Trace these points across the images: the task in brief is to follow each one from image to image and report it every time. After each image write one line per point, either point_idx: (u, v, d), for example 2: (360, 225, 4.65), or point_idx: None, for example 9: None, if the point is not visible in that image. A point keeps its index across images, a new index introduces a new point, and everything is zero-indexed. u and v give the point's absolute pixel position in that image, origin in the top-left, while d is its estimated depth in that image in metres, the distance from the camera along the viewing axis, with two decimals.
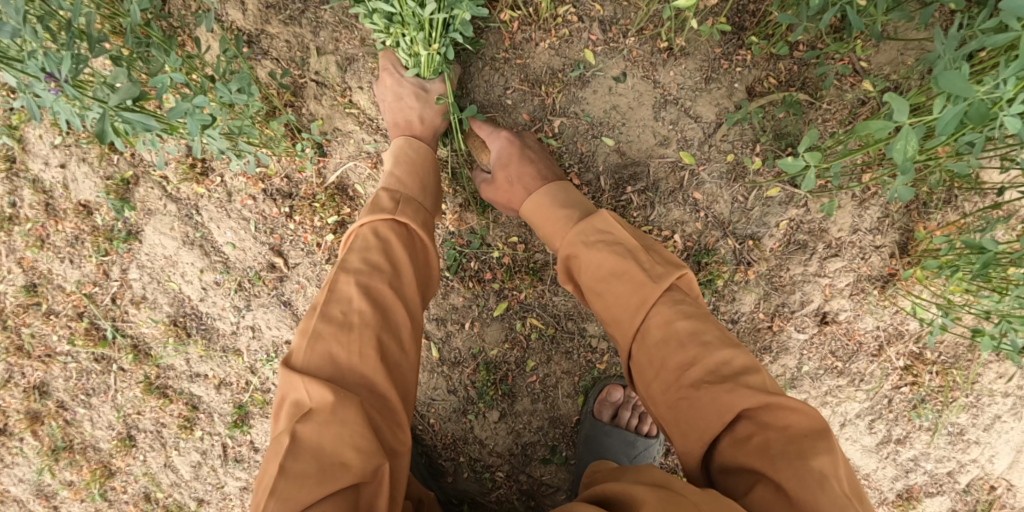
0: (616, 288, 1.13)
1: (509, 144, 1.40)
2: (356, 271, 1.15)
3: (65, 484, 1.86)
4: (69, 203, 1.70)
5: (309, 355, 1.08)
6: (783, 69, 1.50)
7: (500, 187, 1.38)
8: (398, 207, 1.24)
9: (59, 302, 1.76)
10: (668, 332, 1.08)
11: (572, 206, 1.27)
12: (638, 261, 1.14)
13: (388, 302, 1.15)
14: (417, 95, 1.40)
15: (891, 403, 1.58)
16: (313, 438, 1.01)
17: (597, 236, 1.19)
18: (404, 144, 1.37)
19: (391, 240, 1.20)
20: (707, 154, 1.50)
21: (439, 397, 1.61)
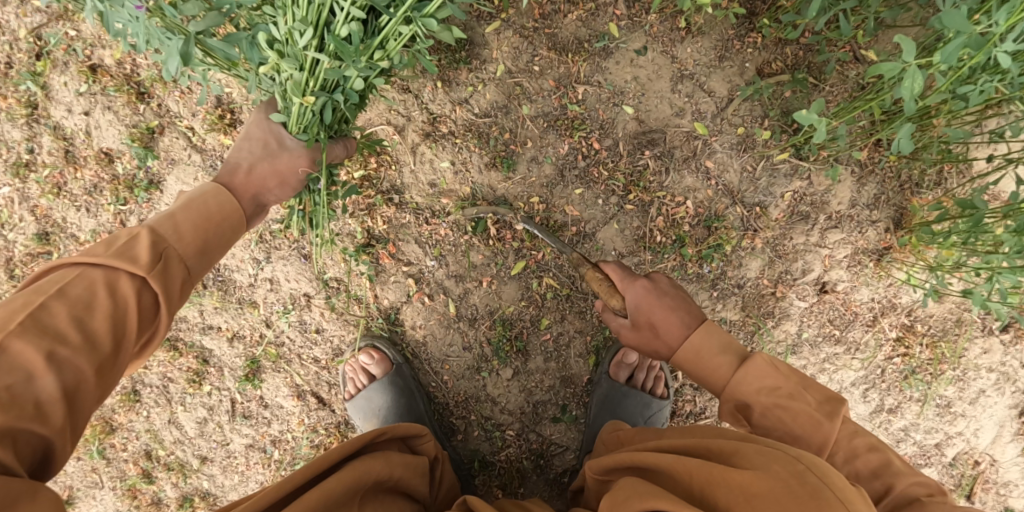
0: (794, 432, 1.03)
1: (648, 291, 1.17)
2: (54, 335, 0.92)
3: None
4: (90, 151, 1.72)
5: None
6: (790, 53, 1.60)
7: (643, 335, 1.16)
8: (159, 265, 1.04)
9: (71, 251, 1.77)
10: (854, 471, 1.01)
11: (727, 352, 1.10)
12: (807, 403, 1.03)
13: (76, 393, 0.93)
14: (265, 143, 1.31)
15: (884, 374, 1.67)
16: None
17: (764, 387, 1.05)
18: (205, 190, 1.20)
19: (128, 309, 0.99)
20: (719, 127, 1.57)
21: (454, 354, 1.64)
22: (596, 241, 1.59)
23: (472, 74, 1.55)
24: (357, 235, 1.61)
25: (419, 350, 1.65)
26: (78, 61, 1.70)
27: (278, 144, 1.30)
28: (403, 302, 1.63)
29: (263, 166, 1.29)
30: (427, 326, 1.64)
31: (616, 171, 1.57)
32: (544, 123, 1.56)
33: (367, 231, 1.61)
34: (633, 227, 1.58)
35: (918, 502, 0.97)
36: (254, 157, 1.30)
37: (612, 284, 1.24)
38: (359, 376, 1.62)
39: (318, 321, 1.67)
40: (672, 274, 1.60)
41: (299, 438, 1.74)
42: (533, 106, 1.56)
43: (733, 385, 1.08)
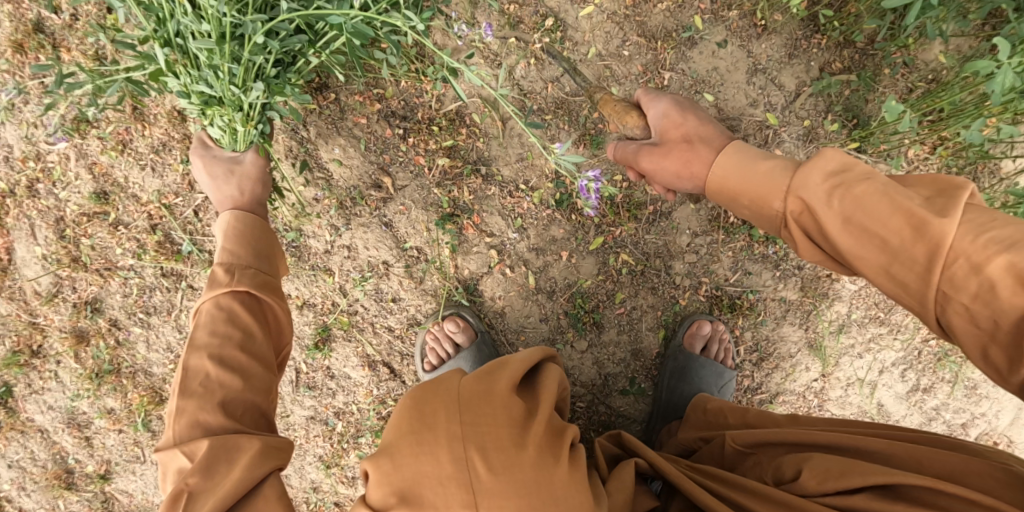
0: (887, 238, 0.96)
1: (670, 108, 1.41)
2: (206, 346, 1.19)
3: (104, 412, 1.81)
4: (161, 108, 1.69)
5: (184, 423, 1.12)
6: (846, 55, 1.70)
7: (680, 151, 1.32)
8: (236, 275, 1.27)
9: (130, 212, 1.72)
10: (984, 284, 0.88)
11: (777, 160, 1.15)
12: (901, 199, 0.97)
13: (247, 368, 1.20)
14: (228, 167, 1.44)
15: (920, 354, 1.81)
16: (202, 483, 1.05)
17: (840, 187, 1.01)
18: (230, 217, 1.39)
19: (235, 306, 1.24)
20: (787, 119, 1.69)
21: (530, 325, 1.68)
22: (671, 220, 1.68)
23: (565, 55, 1.62)
24: (442, 205, 1.64)
25: (496, 320, 1.68)
26: None
27: (236, 162, 1.44)
28: (484, 272, 1.66)
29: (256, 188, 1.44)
30: (506, 297, 1.67)
31: None
32: None
33: (453, 201, 1.64)
34: (708, 207, 1.67)
35: None
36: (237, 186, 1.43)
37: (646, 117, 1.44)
38: (443, 344, 1.64)
39: (396, 290, 1.67)
40: (740, 254, 1.69)
41: (365, 410, 1.73)
42: (621, 88, 1.63)
43: (796, 186, 1.07)
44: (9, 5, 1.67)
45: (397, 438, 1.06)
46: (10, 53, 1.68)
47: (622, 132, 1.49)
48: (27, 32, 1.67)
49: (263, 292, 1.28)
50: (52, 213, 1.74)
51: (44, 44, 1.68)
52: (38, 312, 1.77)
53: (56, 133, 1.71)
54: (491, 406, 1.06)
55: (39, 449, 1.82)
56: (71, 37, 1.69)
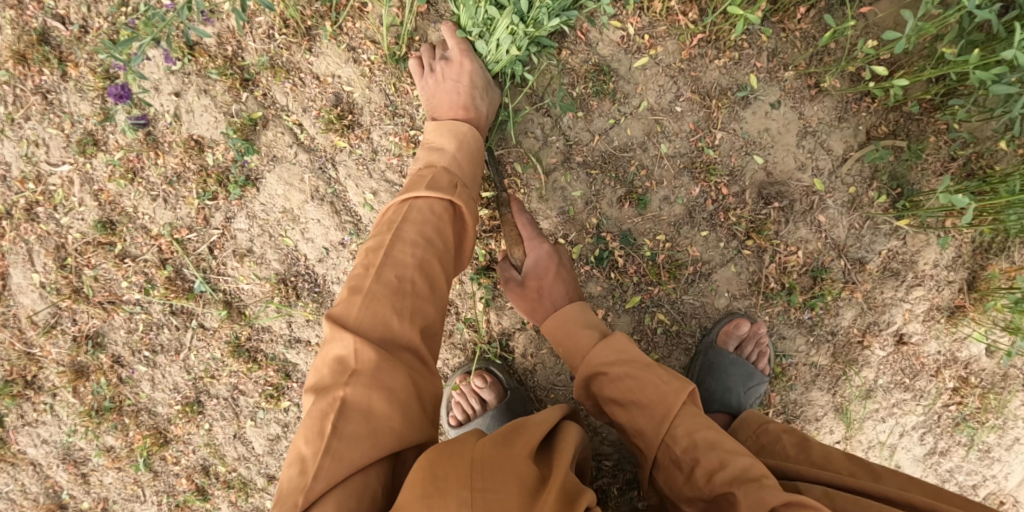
0: (641, 398, 1.21)
1: (548, 258, 1.45)
2: (415, 245, 1.18)
3: (103, 450, 1.69)
4: (177, 136, 1.58)
5: (367, 315, 1.10)
6: (892, 119, 1.63)
7: (529, 295, 1.44)
8: (457, 189, 1.26)
9: (139, 244, 1.61)
10: (694, 443, 1.14)
11: (593, 325, 1.36)
12: (656, 375, 1.22)
13: (438, 283, 1.19)
14: (484, 88, 1.45)
15: (939, 418, 1.80)
16: (363, 401, 1.04)
17: (620, 357, 1.27)
18: (463, 129, 1.39)
19: (444, 218, 1.23)
20: (833, 185, 1.65)
21: (561, 384, 1.62)
22: (710, 281, 1.63)
23: (616, 107, 1.56)
24: (477, 257, 1.57)
25: (527, 377, 1.61)
26: (173, 36, 1.55)
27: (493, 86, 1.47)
28: (517, 328, 1.59)
29: (478, 101, 1.44)
30: (538, 355, 1.61)
31: (742, 217, 1.60)
32: (681, 163, 1.58)
33: (489, 254, 1.57)
34: (749, 271, 1.63)
35: (757, 480, 1.07)
36: (467, 94, 1.42)
37: (520, 236, 1.48)
38: (469, 400, 1.58)
39: None
40: (777, 318, 1.66)
41: None
42: (671, 145, 1.58)
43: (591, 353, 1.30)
44: (13, 12, 1.54)
45: (406, 503, 0.96)
46: (11, 64, 1.56)
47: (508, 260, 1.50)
48: (32, 42, 1.54)
49: (464, 219, 1.26)
50: (52, 239, 1.62)
51: (49, 57, 1.55)
52: (34, 343, 1.66)
53: (59, 155, 1.60)
54: (510, 469, 0.97)
55: (30, 482, 1.71)
56: (79, 51, 1.56)
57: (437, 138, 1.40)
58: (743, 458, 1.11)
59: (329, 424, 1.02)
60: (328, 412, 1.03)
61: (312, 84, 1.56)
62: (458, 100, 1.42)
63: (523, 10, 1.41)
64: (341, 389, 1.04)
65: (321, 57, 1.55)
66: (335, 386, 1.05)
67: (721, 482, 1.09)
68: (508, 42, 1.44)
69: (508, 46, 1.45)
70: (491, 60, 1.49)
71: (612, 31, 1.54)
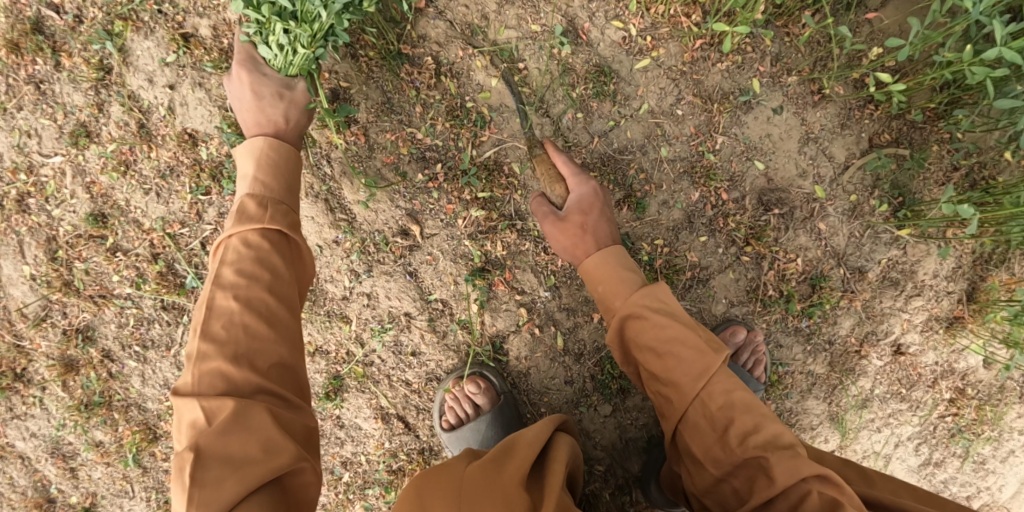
0: (680, 352, 1.20)
1: (592, 194, 1.43)
2: (234, 287, 1.16)
3: (92, 445, 1.68)
4: (170, 130, 1.55)
5: (200, 370, 1.10)
6: (895, 127, 1.62)
7: (570, 230, 1.40)
8: (269, 212, 1.25)
9: (131, 238, 1.59)
10: (730, 402, 1.16)
11: (630, 271, 1.34)
12: (697, 334, 1.21)
13: (272, 312, 1.17)
14: (276, 92, 1.40)
15: (935, 429, 1.79)
16: (217, 446, 1.03)
17: (663, 309, 1.25)
18: (263, 142, 1.34)
19: (265, 247, 1.21)
20: (835, 192, 1.63)
21: (555, 387, 1.60)
22: (708, 287, 1.62)
23: (616, 109, 1.54)
24: (473, 258, 1.55)
25: (520, 380, 1.60)
26: (168, 27, 1.53)
27: (287, 87, 1.41)
28: (511, 331, 1.57)
29: (269, 110, 1.38)
30: (532, 358, 1.59)
31: (741, 223, 1.59)
32: (681, 167, 1.56)
33: (485, 255, 1.55)
34: (747, 278, 1.61)
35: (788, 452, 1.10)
36: (254, 109, 1.38)
37: (561, 175, 1.47)
38: (462, 404, 1.55)
39: (416, 343, 1.58)
40: (774, 326, 1.65)
41: (374, 462, 1.62)
42: (672, 149, 1.55)
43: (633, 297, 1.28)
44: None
45: None
46: (3, 52, 1.54)
47: (547, 200, 1.48)
48: (25, 31, 1.52)
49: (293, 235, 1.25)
50: (44, 231, 1.61)
51: (42, 46, 1.53)
52: (23, 335, 1.64)
53: (51, 146, 1.58)
54: (495, 496, 1.05)
55: (18, 475, 1.70)
56: (73, 41, 1.54)
57: (241, 164, 1.34)
58: (773, 427, 1.13)
59: (188, 477, 1.00)
60: (184, 468, 1.01)
61: None
62: (252, 118, 1.38)
63: (287, 5, 1.35)
64: (191, 442, 1.03)
65: None
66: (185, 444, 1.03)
67: (753, 446, 1.12)
68: (288, 41, 1.37)
69: (290, 44, 1.39)
70: (280, 64, 1.41)
71: (613, 31, 1.52)
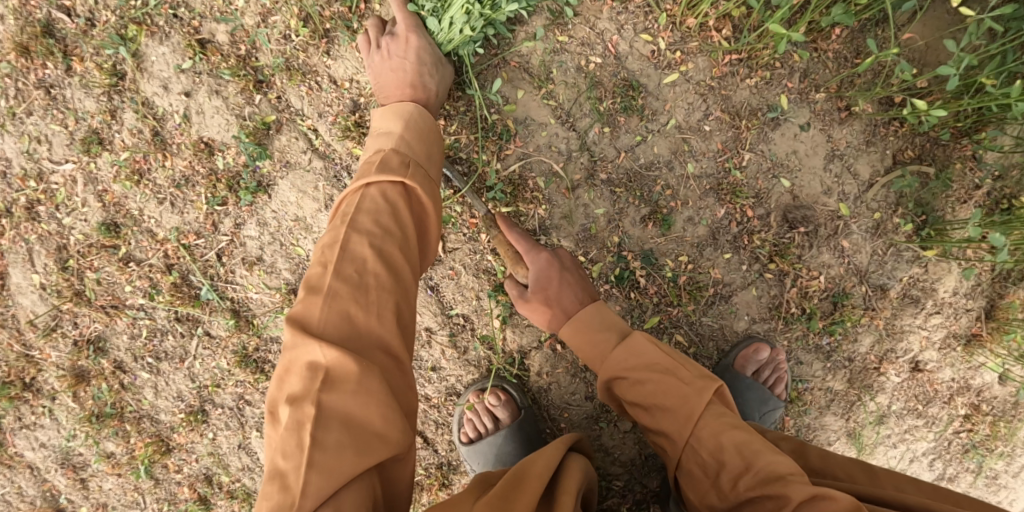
0: (664, 402, 1.18)
1: (548, 263, 1.42)
2: (371, 238, 1.13)
3: (103, 456, 1.65)
4: (186, 138, 1.51)
5: (330, 316, 1.06)
6: (918, 143, 1.60)
7: (537, 306, 1.40)
8: (411, 170, 1.21)
9: (144, 248, 1.56)
10: (719, 444, 1.11)
11: (612, 328, 1.32)
12: (681, 376, 1.19)
13: (401, 272, 1.14)
14: (436, 64, 1.40)
15: (949, 445, 1.78)
16: (341, 406, 1.00)
17: (642, 361, 1.23)
18: (410, 104, 1.32)
19: (399, 204, 1.18)
20: (859, 210, 1.61)
21: (575, 403, 1.59)
22: (730, 303, 1.60)
23: (644, 124, 1.52)
24: (495, 273, 1.52)
25: (541, 396, 1.58)
26: (184, 32, 1.49)
27: (444, 63, 1.42)
28: (533, 347, 1.56)
29: (428, 79, 1.38)
30: (554, 373, 1.57)
31: (766, 240, 1.57)
32: (707, 183, 1.54)
33: (508, 270, 1.53)
34: (770, 295, 1.60)
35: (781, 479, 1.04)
36: (414, 71, 1.37)
37: (518, 252, 1.45)
38: (482, 417, 1.53)
39: (437, 359, 1.56)
40: (795, 343, 1.64)
41: None
42: (698, 165, 1.53)
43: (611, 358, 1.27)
44: (17, 1, 1.48)
45: None
46: (14, 56, 1.49)
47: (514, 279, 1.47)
48: (35, 34, 1.48)
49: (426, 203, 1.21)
50: (53, 239, 1.57)
51: (53, 50, 1.49)
52: (33, 345, 1.61)
53: (62, 153, 1.54)
54: None
55: (27, 485, 1.67)
56: (86, 46, 1.50)
57: (382, 119, 1.32)
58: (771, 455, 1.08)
59: (307, 435, 0.98)
60: (304, 422, 0.99)
61: (329, 88, 1.50)
62: (406, 78, 1.37)
63: None
64: (314, 397, 1.00)
65: (338, 60, 1.50)
66: (307, 394, 1.00)
67: (746, 487, 1.06)
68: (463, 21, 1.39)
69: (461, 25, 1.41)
70: (442, 38, 1.42)
71: (642, 45, 1.50)
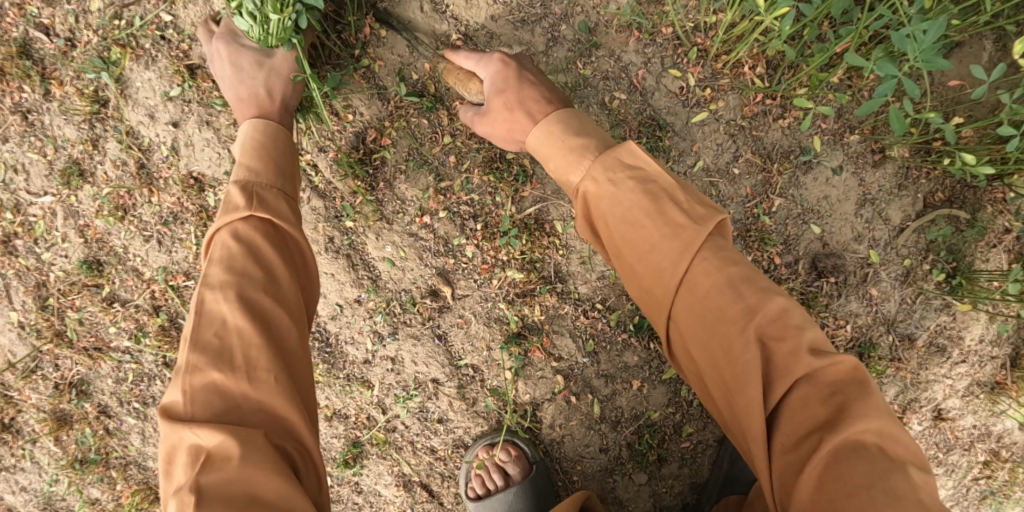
0: (659, 231, 0.97)
1: (501, 68, 1.22)
2: (222, 286, 1.01)
3: (86, 503, 1.54)
4: (174, 172, 1.40)
5: (192, 386, 0.95)
6: (949, 185, 1.51)
7: (498, 115, 1.20)
8: (260, 201, 1.10)
9: (129, 288, 1.45)
10: (718, 286, 0.94)
11: (588, 136, 1.09)
12: (677, 204, 0.98)
13: (268, 315, 1.02)
14: (255, 62, 1.24)
15: (967, 491, 1.70)
16: (223, 487, 0.88)
17: (631, 176, 1.01)
18: (249, 128, 1.19)
19: (258, 241, 1.06)
20: (888, 257, 1.53)
21: (589, 455, 1.51)
22: None
23: (669, 166, 1.42)
24: (508, 322, 1.44)
25: (553, 448, 1.50)
26: (172, 57, 1.37)
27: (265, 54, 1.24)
28: (546, 399, 1.47)
29: (253, 84, 1.23)
30: (567, 426, 1.49)
31: (792, 289, 1.49)
32: (734, 230, 1.45)
33: (521, 319, 1.44)
34: None
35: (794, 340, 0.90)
36: (234, 83, 1.23)
37: (469, 72, 1.28)
38: (492, 474, 1.47)
39: (443, 410, 1.47)
40: None
41: None
42: (725, 210, 1.44)
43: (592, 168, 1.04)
44: None
45: None
46: None
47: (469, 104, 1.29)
48: (10, 55, 1.35)
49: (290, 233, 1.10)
50: (32, 275, 1.45)
51: (30, 73, 1.36)
52: (11, 386, 1.50)
53: (40, 184, 1.42)
54: None
55: None
56: (64, 68, 1.37)
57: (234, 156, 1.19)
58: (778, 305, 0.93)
59: None
60: None
61: (331, 121, 1.39)
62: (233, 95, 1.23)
63: None
64: (191, 483, 0.88)
65: (342, 91, 1.38)
66: (186, 485, 0.88)
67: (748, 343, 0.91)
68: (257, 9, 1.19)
69: (261, 13, 1.20)
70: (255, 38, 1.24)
71: (670, 80, 1.40)
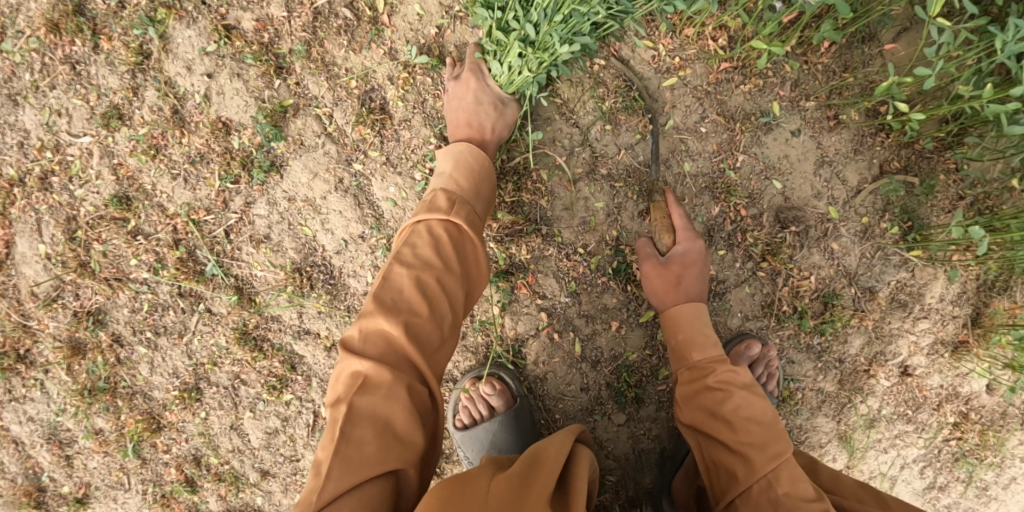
0: (758, 432, 1.28)
1: (698, 249, 1.49)
2: (411, 264, 1.26)
3: (91, 433, 1.63)
4: (205, 117, 1.57)
5: (371, 329, 1.19)
6: (905, 155, 1.64)
7: (668, 275, 1.47)
8: (455, 207, 1.33)
9: (153, 223, 1.59)
10: (796, 489, 1.21)
11: (714, 339, 1.41)
12: (776, 425, 1.29)
13: (439, 300, 1.24)
14: (494, 104, 1.50)
15: (939, 453, 1.76)
16: (367, 411, 1.13)
17: (747, 388, 1.34)
18: (464, 147, 1.44)
19: (442, 236, 1.30)
20: (847, 214, 1.66)
21: (570, 394, 1.61)
22: (725, 300, 1.66)
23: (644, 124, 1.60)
24: (497, 260, 1.59)
25: (536, 385, 1.61)
26: (211, 18, 1.56)
27: (502, 102, 1.51)
28: (531, 335, 1.59)
29: (481, 117, 1.49)
30: (550, 363, 1.60)
31: (758, 238, 1.63)
32: (702, 183, 1.62)
33: (509, 258, 1.59)
34: (762, 293, 1.66)
35: None
36: (469, 111, 1.49)
37: (672, 225, 1.53)
38: (477, 405, 1.56)
39: None
40: (787, 342, 1.68)
41: None
42: (694, 164, 1.61)
43: (715, 368, 1.36)
44: None
45: None
46: (44, 32, 1.56)
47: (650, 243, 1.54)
48: (67, 12, 1.55)
49: (468, 238, 1.32)
50: (63, 210, 1.59)
51: (83, 28, 1.56)
52: (32, 315, 1.61)
53: (80, 126, 1.59)
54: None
55: (10, 461, 1.64)
56: (114, 25, 1.56)
57: (441, 161, 1.47)
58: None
59: (338, 429, 1.11)
60: (337, 419, 1.12)
61: (346, 76, 1.57)
62: (462, 118, 1.50)
63: (531, 34, 1.43)
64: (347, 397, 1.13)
65: (358, 52, 1.57)
66: (344, 398, 1.14)
67: None
68: (520, 64, 1.47)
69: (519, 67, 1.49)
70: (505, 81, 1.51)
71: (644, 50, 1.59)
